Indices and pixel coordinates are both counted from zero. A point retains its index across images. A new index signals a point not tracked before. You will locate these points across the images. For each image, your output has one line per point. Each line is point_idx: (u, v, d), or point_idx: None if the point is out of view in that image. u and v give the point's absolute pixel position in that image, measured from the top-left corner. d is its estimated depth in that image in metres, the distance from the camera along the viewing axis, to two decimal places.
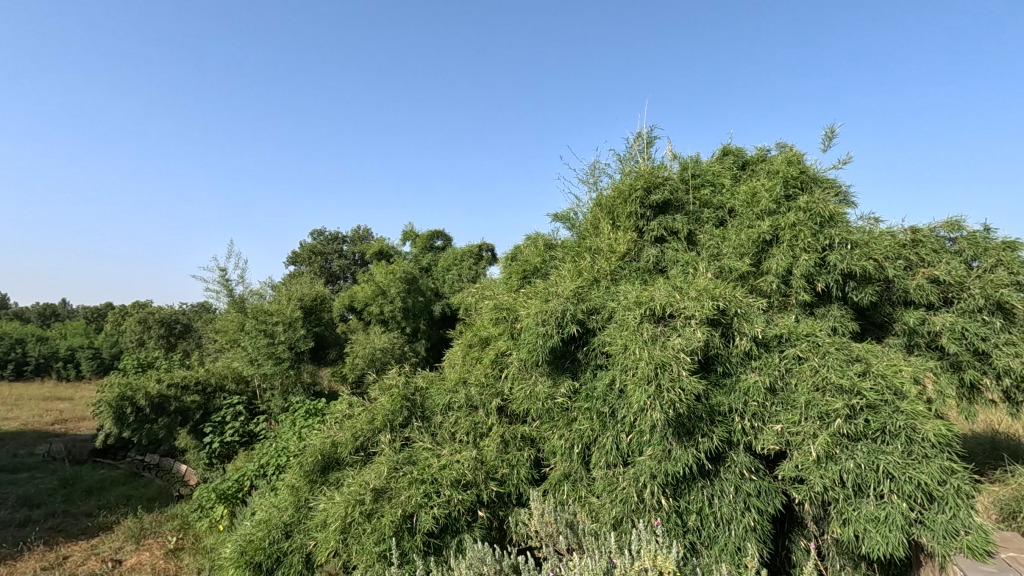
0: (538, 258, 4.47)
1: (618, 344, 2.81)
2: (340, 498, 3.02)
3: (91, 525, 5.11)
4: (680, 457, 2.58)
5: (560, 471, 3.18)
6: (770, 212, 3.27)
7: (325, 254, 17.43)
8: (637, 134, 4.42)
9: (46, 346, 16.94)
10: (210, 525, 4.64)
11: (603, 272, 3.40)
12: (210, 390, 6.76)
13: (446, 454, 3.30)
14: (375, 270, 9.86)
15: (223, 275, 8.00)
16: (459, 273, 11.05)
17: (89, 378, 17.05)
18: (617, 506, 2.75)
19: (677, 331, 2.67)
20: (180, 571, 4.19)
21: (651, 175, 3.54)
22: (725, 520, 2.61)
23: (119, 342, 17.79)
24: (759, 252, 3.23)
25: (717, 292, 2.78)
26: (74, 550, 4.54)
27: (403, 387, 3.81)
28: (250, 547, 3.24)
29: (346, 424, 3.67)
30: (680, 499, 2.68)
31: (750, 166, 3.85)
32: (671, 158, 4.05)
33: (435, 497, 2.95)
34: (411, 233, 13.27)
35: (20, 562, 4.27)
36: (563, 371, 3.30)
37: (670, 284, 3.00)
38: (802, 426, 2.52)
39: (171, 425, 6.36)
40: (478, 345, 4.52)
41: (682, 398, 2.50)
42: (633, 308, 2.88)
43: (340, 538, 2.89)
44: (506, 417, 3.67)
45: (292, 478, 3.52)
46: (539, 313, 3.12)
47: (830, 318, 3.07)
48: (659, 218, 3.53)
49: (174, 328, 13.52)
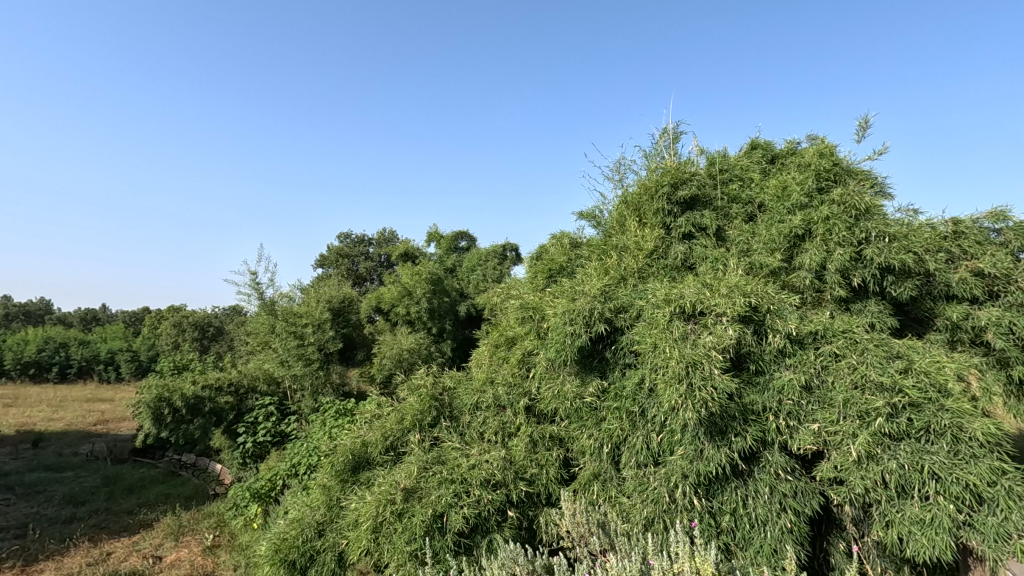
0: (564, 257, 4.44)
1: (647, 343, 2.77)
2: (372, 498, 3.05)
3: (132, 522, 5.28)
4: (713, 457, 2.54)
5: (589, 471, 3.16)
6: (802, 206, 3.17)
7: (352, 257, 17.68)
8: (663, 129, 4.35)
9: (87, 349, 17.55)
10: (245, 523, 4.75)
11: (631, 270, 3.36)
12: (242, 391, 6.93)
13: (475, 454, 3.31)
14: (401, 271, 9.95)
15: (254, 278, 8.19)
16: (485, 273, 11.08)
17: (128, 381, 17.61)
18: (648, 506, 2.73)
19: (708, 329, 2.63)
20: (217, 568, 4.29)
21: (678, 171, 3.51)
22: (760, 521, 2.56)
23: (155, 345, 18.30)
24: (791, 247, 3.15)
25: (749, 289, 2.72)
26: (117, 546, 4.70)
27: (432, 387, 3.84)
28: (284, 545, 3.29)
29: (376, 424, 3.71)
30: (713, 500, 2.64)
31: (780, 160, 3.74)
32: (698, 154, 3.98)
33: (464, 497, 2.96)
34: (436, 233, 13.36)
35: (67, 559, 4.42)
36: (591, 370, 3.27)
37: (700, 280, 2.95)
38: (841, 425, 2.44)
39: (207, 425, 6.52)
40: (505, 345, 4.52)
41: (715, 397, 2.46)
42: (662, 306, 2.83)
43: (371, 537, 2.92)
44: (534, 417, 3.66)
45: (324, 478, 3.57)
46: (566, 312, 3.11)
47: (867, 314, 2.98)
48: (686, 215, 3.49)
49: (207, 331, 13.86)
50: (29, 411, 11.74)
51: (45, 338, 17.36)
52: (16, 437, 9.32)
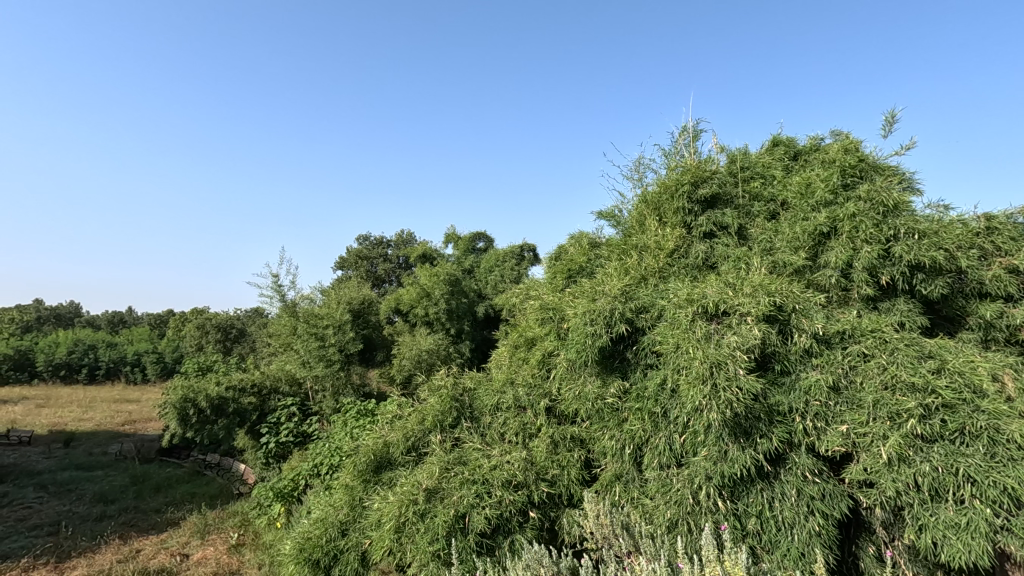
0: (583, 257, 4.42)
1: (670, 343, 2.75)
2: (395, 497, 3.07)
3: (160, 520, 5.39)
4: (738, 458, 2.51)
5: (611, 472, 3.14)
6: (826, 203, 3.11)
7: (371, 259, 17.84)
8: (683, 127, 4.30)
9: (115, 351, 17.95)
10: (269, 522, 4.83)
11: (651, 269, 3.33)
12: (265, 392, 7.08)
13: (496, 455, 3.31)
14: (419, 272, 9.99)
15: (276, 280, 8.30)
16: (502, 274, 11.09)
17: (154, 382, 17.96)
18: (671, 508, 2.71)
19: (732, 329, 2.60)
20: (242, 567, 4.35)
21: (698, 169, 3.48)
22: (787, 524, 2.52)
23: (179, 347, 18.59)
24: (816, 245, 3.09)
25: (773, 288, 2.68)
26: (146, 544, 4.80)
27: (452, 387, 3.86)
28: (309, 544, 3.34)
29: (397, 425, 3.74)
30: (738, 502, 2.61)
31: (803, 157, 3.66)
32: (718, 151, 3.92)
33: (486, 498, 2.96)
34: (453, 233, 13.41)
35: (99, 555, 4.53)
36: (612, 371, 3.26)
37: (722, 280, 2.91)
38: (870, 426, 2.39)
39: (231, 425, 6.69)
40: (524, 345, 4.51)
41: (740, 397, 2.42)
42: (684, 306, 2.81)
43: (394, 537, 2.94)
44: (555, 418, 3.64)
45: (346, 478, 3.60)
46: (586, 312, 3.10)
47: (895, 312, 2.91)
48: (707, 214, 3.45)
49: (230, 333, 14.07)
50: (60, 412, 12.07)
51: (75, 341, 17.83)
52: (49, 436, 9.59)
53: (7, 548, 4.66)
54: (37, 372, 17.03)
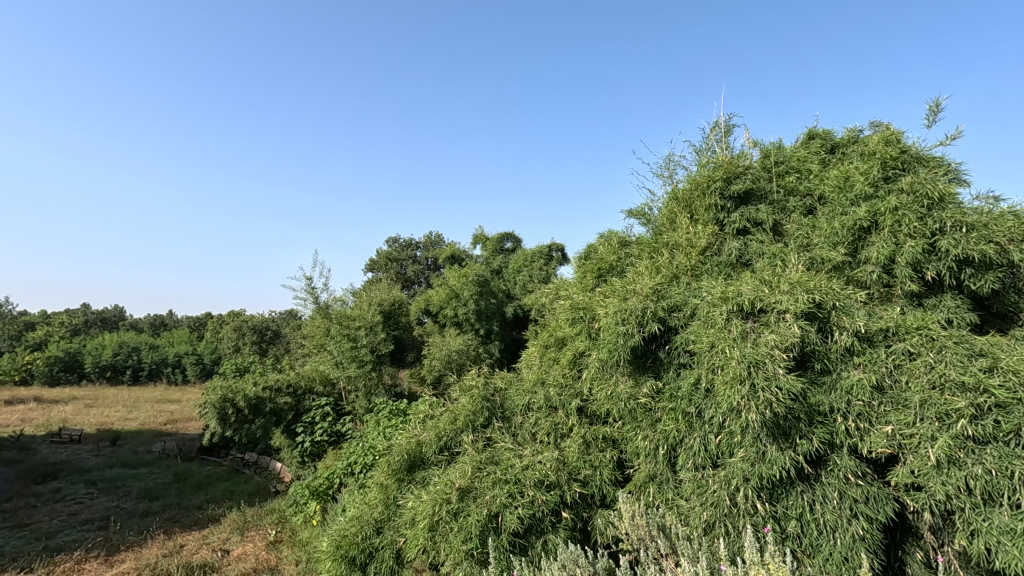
0: (613, 256, 4.38)
1: (704, 342, 2.71)
2: (428, 496, 3.10)
3: (202, 516, 5.56)
4: (777, 460, 2.45)
5: (645, 473, 3.10)
6: (866, 196, 3.00)
7: (400, 261, 18.08)
8: (714, 122, 4.22)
9: (157, 353, 18.71)
10: (305, 519, 4.96)
11: (683, 268, 3.29)
12: (300, 392, 7.24)
13: (528, 455, 3.31)
14: (448, 274, 10.06)
15: (310, 283, 8.49)
16: (531, 274, 11.07)
17: (193, 383, 18.58)
18: (707, 510, 2.67)
19: (770, 327, 2.54)
20: (280, 563, 4.45)
21: (731, 164, 3.42)
22: (828, 528, 2.45)
23: (217, 349, 19.20)
24: (856, 240, 3.00)
25: (812, 285, 2.61)
26: (189, 539, 4.96)
27: (483, 387, 3.88)
28: (345, 542, 3.39)
29: (429, 425, 3.78)
30: (777, 505, 2.56)
31: (840, 149, 3.54)
32: (751, 146, 3.84)
33: (519, 498, 2.96)
34: (481, 235, 13.45)
35: (145, 550, 4.70)
36: (644, 371, 3.23)
37: (758, 277, 2.85)
38: (917, 427, 2.31)
39: (267, 424, 6.89)
40: (554, 345, 4.48)
41: (779, 397, 2.37)
42: (719, 304, 2.76)
43: (428, 535, 2.97)
44: (586, 418, 3.62)
45: (380, 477, 3.64)
46: (618, 312, 3.08)
47: (942, 309, 2.79)
48: (741, 210, 3.39)
49: (265, 335, 14.43)
50: (108, 412, 12.57)
51: (120, 343, 18.58)
52: (98, 435, 10.01)
53: (60, 542, 4.88)
54: (85, 373, 17.76)
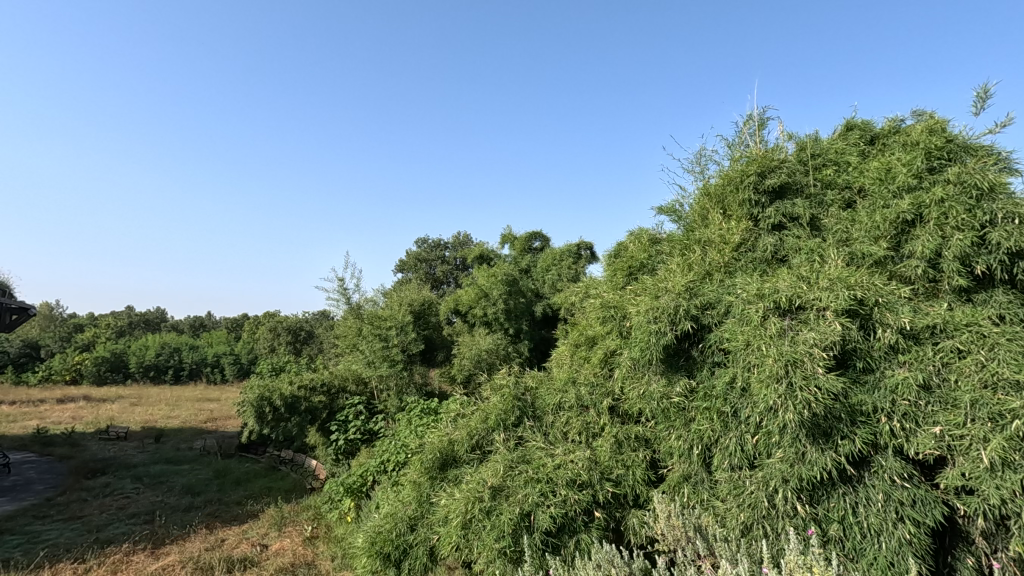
0: (644, 254, 4.33)
1: (739, 340, 2.66)
2: (461, 494, 3.12)
3: (241, 512, 5.72)
4: (817, 461, 2.39)
5: (679, 473, 3.05)
6: (909, 188, 2.89)
7: (429, 261, 18.26)
8: (748, 116, 4.13)
9: (197, 354, 19.37)
10: (340, 516, 5.06)
11: (716, 265, 3.24)
12: (334, 391, 7.38)
13: (560, 454, 3.29)
14: (477, 274, 10.11)
15: (342, 283, 8.66)
16: (560, 273, 11.02)
17: (232, 382, 19.15)
18: (744, 511, 2.63)
19: (809, 325, 2.47)
20: (316, 558, 4.54)
21: (765, 158, 3.34)
22: (873, 531, 2.38)
23: (254, 349, 19.73)
24: (899, 234, 2.88)
25: (853, 281, 2.52)
26: (229, 534, 5.11)
27: (514, 387, 3.89)
28: (380, 538, 3.44)
29: (461, 424, 3.80)
30: (818, 507, 2.49)
31: (880, 140, 3.41)
32: (786, 139, 3.74)
33: (551, 497, 2.96)
34: (510, 234, 13.45)
35: (188, 543, 4.86)
36: (677, 369, 3.18)
37: (795, 273, 2.77)
38: (968, 428, 2.22)
39: (302, 423, 7.04)
40: (585, 344, 4.44)
41: (819, 397, 2.31)
42: (755, 301, 2.70)
43: (461, 533, 3.00)
44: (618, 417, 3.57)
45: (414, 474, 3.68)
46: (650, 310, 3.05)
47: (993, 304, 2.66)
48: (777, 205, 3.30)
49: (300, 335, 14.77)
50: (152, 410, 13.05)
51: (162, 344, 19.29)
52: (142, 432, 10.40)
53: (110, 534, 5.09)
54: (130, 373, 18.43)
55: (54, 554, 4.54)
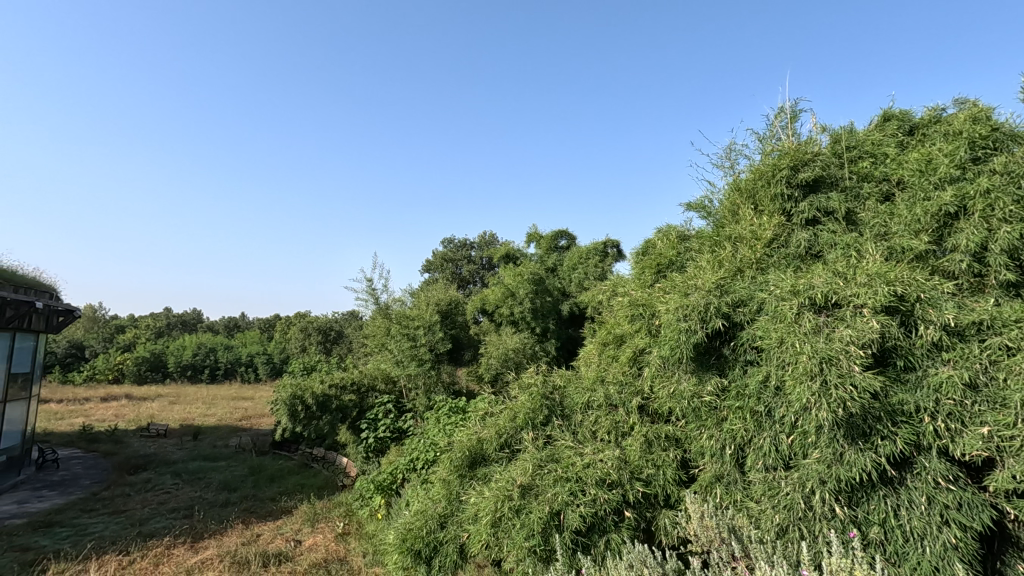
0: (672, 251, 4.28)
1: (773, 338, 2.60)
2: (490, 492, 3.13)
3: (275, 508, 5.85)
4: (855, 462, 2.32)
5: (711, 473, 3.00)
6: (952, 179, 2.78)
7: (455, 261, 18.37)
8: (779, 108, 4.02)
9: (232, 354, 19.90)
10: (371, 513, 5.13)
11: (748, 261, 3.18)
12: (363, 390, 7.50)
13: (589, 453, 3.27)
14: (504, 273, 10.12)
15: (370, 284, 8.78)
16: (586, 271, 10.96)
17: (265, 382, 19.62)
18: (780, 513, 2.58)
19: (845, 322, 2.40)
20: (348, 554, 4.61)
21: (798, 151, 3.26)
22: (916, 535, 2.31)
23: (286, 349, 20.19)
24: (941, 227, 2.77)
25: (893, 276, 2.43)
26: (264, 529, 5.24)
27: (542, 386, 3.88)
28: (410, 535, 3.47)
29: (489, 423, 3.82)
30: (857, 509, 2.43)
31: (920, 130, 3.30)
32: (820, 132, 3.64)
33: (581, 496, 2.94)
34: (535, 233, 13.42)
35: (226, 538, 4.99)
36: (708, 368, 3.14)
37: (831, 268, 2.69)
38: (1018, 429, 2.13)
39: (334, 421, 7.16)
40: (613, 343, 4.40)
41: (856, 396, 2.24)
42: (788, 298, 2.64)
43: (491, 531, 3.01)
44: (648, 417, 3.53)
45: (443, 472, 3.71)
46: (679, 307, 3.00)
47: None
48: (810, 199, 3.21)
49: (330, 335, 15.05)
50: (189, 408, 13.46)
51: (199, 345, 19.88)
52: (181, 430, 10.73)
53: (152, 528, 5.27)
54: (168, 372, 19.04)
55: (101, 547, 4.72)
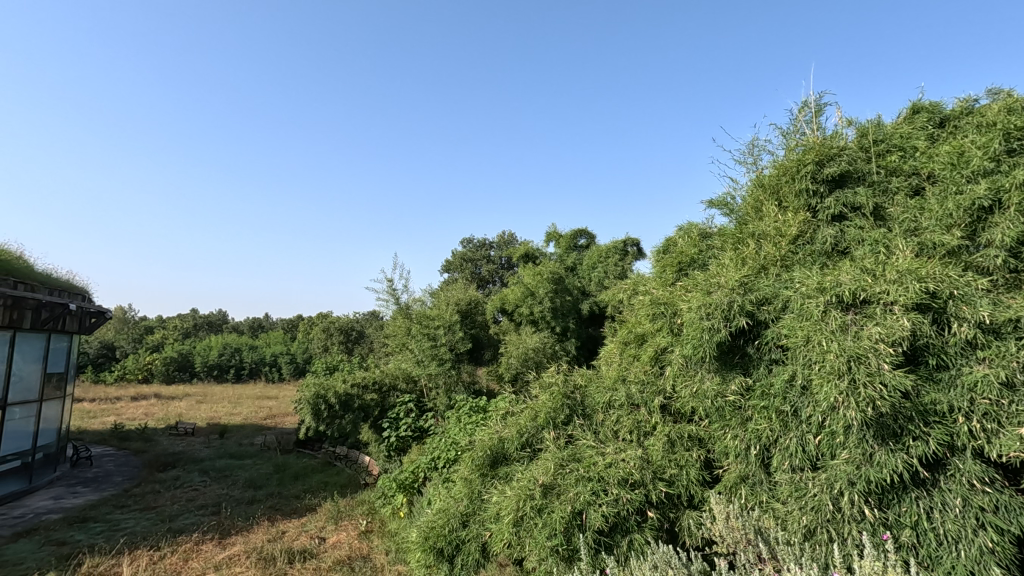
0: (694, 249, 4.23)
1: (798, 336, 2.56)
2: (512, 492, 3.14)
3: (300, 506, 5.94)
4: (886, 463, 2.27)
5: (735, 474, 2.96)
6: (986, 172, 2.70)
7: (475, 261, 18.42)
8: (803, 102, 3.94)
9: (257, 354, 20.29)
10: (393, 511, 5.17)
11: (772, 258, 3.12)
12: (384, 389, 7.57)
13: (611, 453, 3.25)
14: (523, 272, 10.13)
15: (391, 284, 8.86)
16: (606, 270, 10.89)
17: (289, 381, 19.95)
18: (807, 515, 2.53)
19: (874, 320, 2.35)
20: (372, 551, 4.66)
21: (823, 146, 3.19)
22: (950, 538, 2.25)
23: (309, 350, 20.50)
24: (975, 221, 2.69)
25: (924, 272, 2.36)
26: (290, 526, 5.33)
27: (563, 385, 3.87)
28: (433, 533, 3.49)
29: (511, 422, 3.82)
30: (888, 511, 2.37)
31: (951, 123, 3.21)
32: (846, 126, 3.56)
33: (603, 496, 2.92)
34: (554, 233, 13.39)
35: (252, 535, 5.08)
36: (732, 366, 3.10)
37: (858, 265, 2.63)
38: None
39: (356, 420, 7.25)
40: (635, 341, 4.37)
41: (886, 395, 2.19)
42: (814, 296, 2.59)
43: (513, 530, 3.02)
44: (670, 416, 3.50)
45: (464, 471, 3.73)
46: (702, 306, 2.97)
47: None
48: (836, 194, 3.14)
49: (351, 335, 15.23)
50: (216, 407, 13.74)
51: (224, 345, 20.29)
52: (208, 428, 10.97)
53: (181, 524, 5.39)
54: (195, 372, 19.47)
55: (133, 542, 4.84)
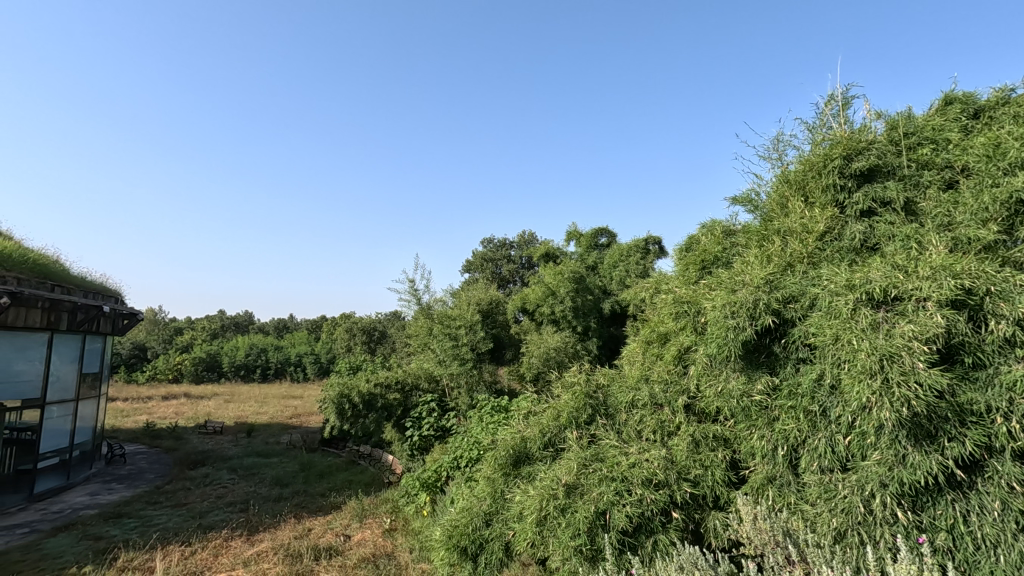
0: (717, 247, 4.17)
1: (827, 335, 2.50)
2: (535, 491, 3.13)
3: (325, 504, 6.03)
4: (920, 464, 2.21)
5: (762, 475, 2.91)
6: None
7: (495, 260, 18.46)
8: (829, 96, 3.86)
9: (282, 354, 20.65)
10: (417, 510, 5.21)
11: (798, 255, 3.07)
12: (407, 389, 7.64)
13: (634, 453, 3.22)
14: (544, 272, 10.11)
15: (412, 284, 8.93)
16: (628, 269, 10.81)
17: (313, 381, 20.26)
18: (837, 517, 2.47)
19: (907, 317, 2.29)
20: (396, 549, 4.70)
21: (851, 140, 3.12)
22: (988, 542, 2.18)
23: (333, 350, 20.79)
24: (1013, 215, 2.60)
25: (960, 268, 2.28)
26: (316, 524, 5.41)
27: (585, 384, 3.85)
28: (456, 532, 3.51)
29: (533, 421, 3.82)
30: (923, 514, 2.32)
31: (986, 114, 3.11)
32: (875, 119, 3.48)
33: (627, 496, 2.90)
34: (575, 232, 13.34)
35: (279, 531, 5.17)
36: (758, 366, 3.05)
37: (889, 262, 2.56)
38: None
39: (379, 419, 7.33)
40: (658, 341, 4.33)
41: (920, 395, 2.13)
42: (843, 293, 2.53)
43: (536, 529, 3.01)
44: (694, 416, 3.46)
45: (487, 470, 3.73)
46: (726, 304, 2.93)
47: None
48: (865, 189, 3.05)
49: (373, 335, 15.41)
50: (243, 406, 14.03)
51: (251, 346, 20.70)
52: (235, 427, 11.20)
53: (211, 521, 5.51)
54: (223, 372, 19.91)
55: (165, 538, 4.97)
